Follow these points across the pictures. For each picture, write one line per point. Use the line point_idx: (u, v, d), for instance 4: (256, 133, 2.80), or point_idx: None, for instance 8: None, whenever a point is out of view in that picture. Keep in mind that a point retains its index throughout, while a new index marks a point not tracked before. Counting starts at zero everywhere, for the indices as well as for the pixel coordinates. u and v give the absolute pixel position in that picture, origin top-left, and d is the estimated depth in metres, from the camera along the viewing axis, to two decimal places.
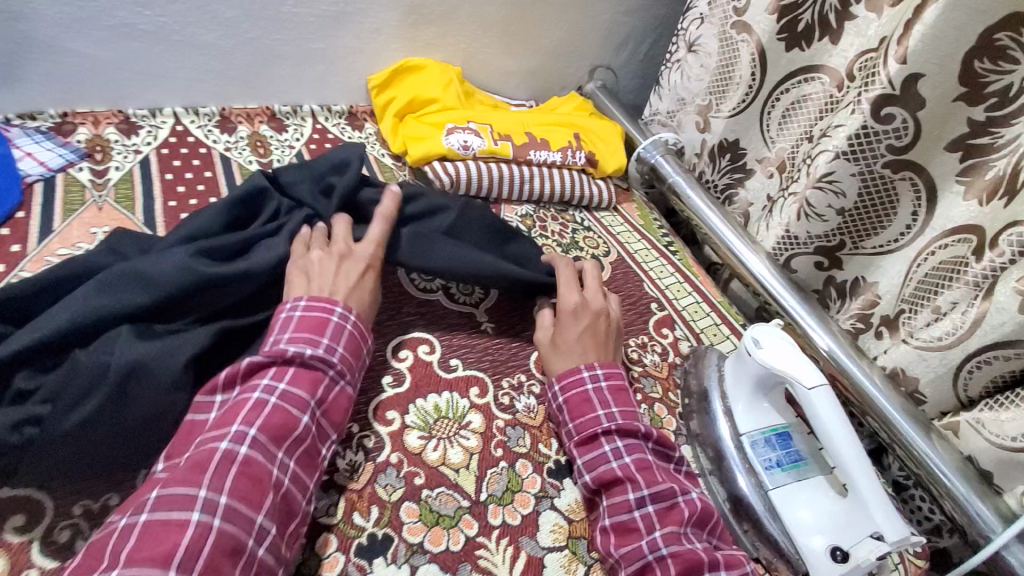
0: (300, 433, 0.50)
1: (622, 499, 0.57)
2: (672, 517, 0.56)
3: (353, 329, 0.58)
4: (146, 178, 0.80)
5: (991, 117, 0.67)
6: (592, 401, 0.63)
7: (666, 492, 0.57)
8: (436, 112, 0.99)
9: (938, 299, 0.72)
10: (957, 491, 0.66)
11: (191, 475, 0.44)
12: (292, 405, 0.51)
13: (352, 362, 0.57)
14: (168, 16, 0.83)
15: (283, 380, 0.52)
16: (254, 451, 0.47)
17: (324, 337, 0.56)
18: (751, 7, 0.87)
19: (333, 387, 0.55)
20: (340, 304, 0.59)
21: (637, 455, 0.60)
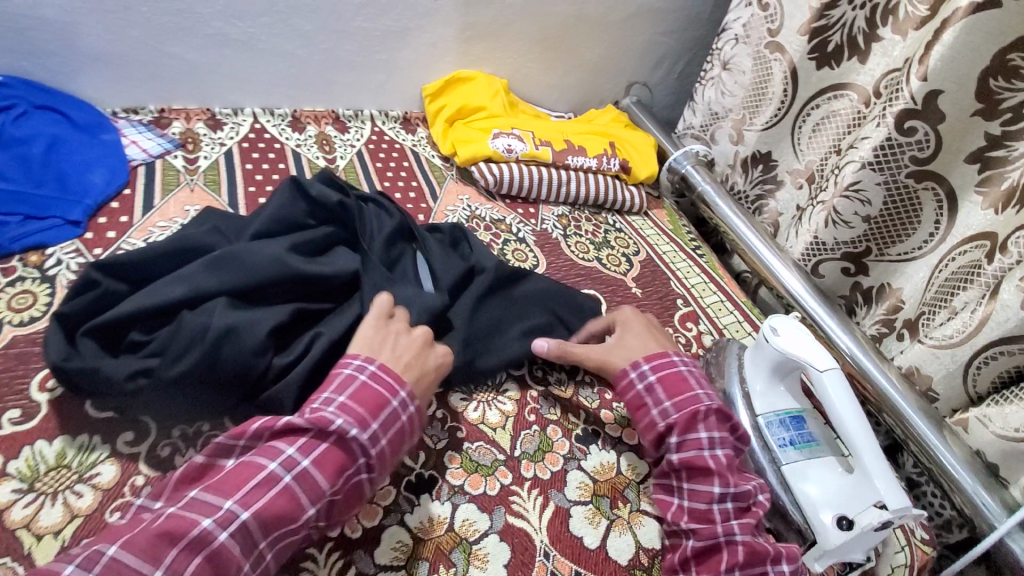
0: (294, 526, 0.48)
1: (705, 488, 0.60)
2: (749, 514, 0.59)
3: (405, 421, 0.56)
4: (229, 166, 0.91)
5: (1006, 131, 0.71)
6: (688, 381, 0.66)
7: (748, 492, 0.60)
8: (483, 119, 1.09)
9: (953, 301, 0.76)
10: (966, 484, 0.69)
11: (156, 546, 0.42)
12: (304, 491, 0.48)
13: (386, 457, 0.54)
14: (256, 27, 0.95)
15: (309, 457, 0.50)
16: (233, 539, 0.45)
17: (373, 422, 0.53)
18: (783, 28, 0.94)
19: (352, 480, 0.52)
20: (406, 390, 0.56)
21: (727, 452, 0.62)
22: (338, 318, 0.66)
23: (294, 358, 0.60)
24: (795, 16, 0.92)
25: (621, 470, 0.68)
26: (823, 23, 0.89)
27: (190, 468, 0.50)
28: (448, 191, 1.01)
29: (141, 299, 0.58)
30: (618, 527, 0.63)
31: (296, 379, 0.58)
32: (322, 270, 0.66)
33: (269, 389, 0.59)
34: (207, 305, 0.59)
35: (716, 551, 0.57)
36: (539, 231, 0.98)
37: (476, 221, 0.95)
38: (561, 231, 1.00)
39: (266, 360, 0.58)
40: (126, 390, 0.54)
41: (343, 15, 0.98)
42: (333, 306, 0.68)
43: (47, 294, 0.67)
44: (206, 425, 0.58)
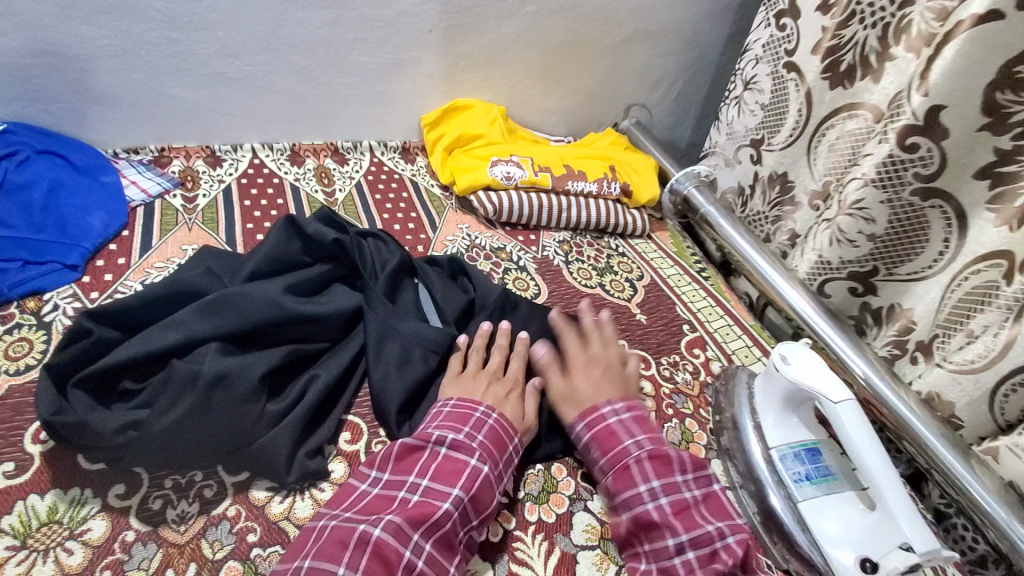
0: (438, 518, 0.53)
1: (661, 545, 0.57)
2: (716, 561, 0.55)
3: (497, 422, 0.62)
4: (228, 204, 0.92)
5: (1017, 145, 0.69)
6: (618, 433, 0.64)
7: (706, 536, 0.56)
8: (481, 146, 1.09)
9: (971, 323, 0.73)
10: (1000, 518, 0.66)
11: (334, 551, 0.49)
12: (434, 498, 0.54)
13: (492, 451, 0.60)
14: (255, 65, 0.96)
15: (427, 476, 0.56)
16: (389, 532, 0.50)
17: (466, 426, 0.60)
18: (800, 47, 0.94)
19: (477, 475, 0.57)
20: (484, 403, 0.63)
21: (673, 497, 0.59)
22: (335, 359, 0.66)
23: (286, 405, 0.59)
24: (810, 35, 0.92)
25: None
26: (835, 43, 0.88)
27: (339, 493, 0.57)
28: (448, 220, 1.00)
29: (135, 346, 0.57)
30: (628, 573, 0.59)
31: (291, 427, 0.58)
32: (321, 310, 0.66)
33: (264, 436, 0.57)
34: (202, 349, 0.58)
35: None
36: (539, 258, 0.97)
37: (476, 250, 0.94)
38: (563, 258, 0.98)
39: (258, 406, 0.57)
40: (118, 446, 0.53)
41: (340, 49, 0.98)
42: (330, 345, 0.68)
43: (43, 341, 0.66)
44: (199, 475, 0.57)
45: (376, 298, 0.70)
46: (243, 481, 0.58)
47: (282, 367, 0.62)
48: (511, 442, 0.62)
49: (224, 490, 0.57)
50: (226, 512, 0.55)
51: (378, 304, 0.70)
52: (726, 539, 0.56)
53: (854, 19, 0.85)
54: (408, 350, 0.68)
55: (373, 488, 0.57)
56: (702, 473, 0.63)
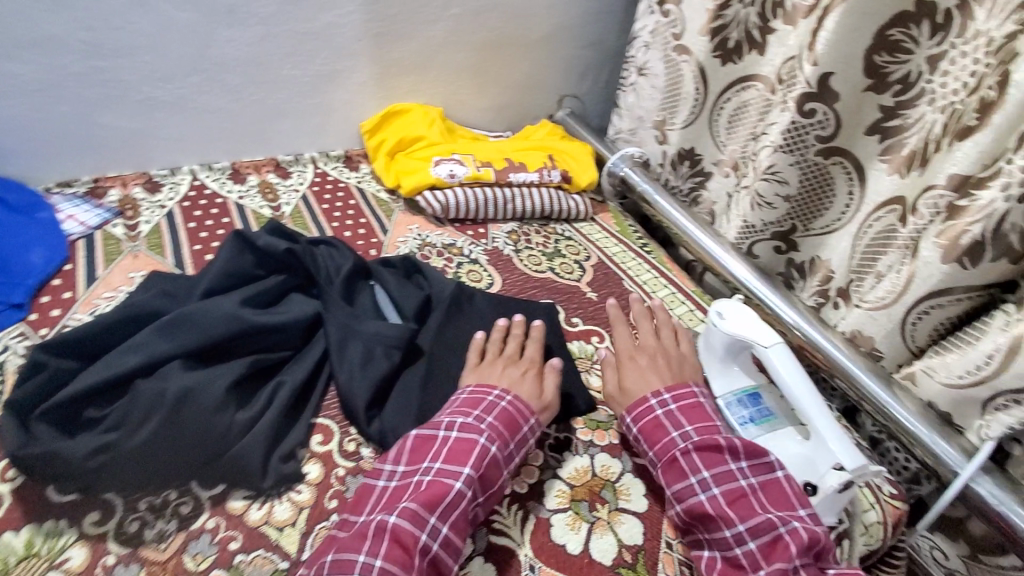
0: (452, 499, 0.56)
1: (720, 535, 0.59)
2: (779, 552, 0.56)
3: (509, 403, 0.65)
4: (173, 228, 0.92)
5: (899, 101, 0.78)
6: (664, 424, 0.67)
7: (766, 523, 0.58)
8: (424, 148, 1.11)
9: (878, 265, 0.81)
10: (922, 435, 0.75)
11: (355, 542, 0.53)
12: (446, 477, 0.57)
13: (503, 432, 0.63)
14: (185, 87, 0.95)
15: (440, 459, 0.59)
16: (404, 519, 0.54)
17: (476, 410, 0.64)
18: (687, 31, 1.01)
19: (486, 455, 0.60)
20: (496, 387, 0.67)
21: (727, 486, 0.61)
22: (299, 364, 0.68)
23: (256, 413, 0.60)
24: (695, 19, 0.99)
25: (596, 472, 0.69)
26: (720, 22, 0.95)
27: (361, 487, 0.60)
28: (397, 223, 1.02)
29: (97, 373, 0.58)
30: (600, 529, 0.64)
31: (262, 433, 0.59)
32: (281, 318, 0.68)
33: (237, 444, 0.59)
34: (165, 368, 0.60)
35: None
36: (490, 250, 1.00)
37: (428, 248, 0.97)
38: (512, 247, 1.02)
39: (228, 416, 0.59)
40: (91, 470, 0.54)
41: (270, 64, 0.99)
42: (293, 353, 0.69)
43: None
44: (174, 493, 0.58)
45: (335, 302, 0.73)
46: (220, 493, 0.59)
47: (248, 377, 0.64)
48: (526, 422, 0.65)
49: (201, 504, 0.58)
50: (205, 525, 0.57)
51: (334, 308, 0.72)
52: (789, 524, 0.58)
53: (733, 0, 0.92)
54: (370, 349, 0.70)
55: (390, 479, 0.60)
56: (760, 459, 0.64)
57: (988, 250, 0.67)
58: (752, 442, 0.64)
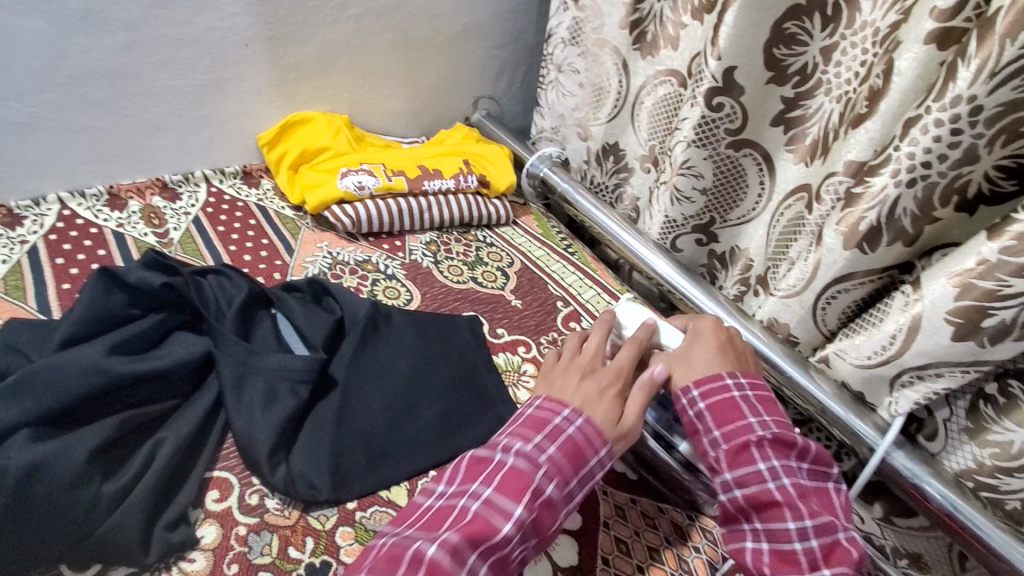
0: (497, 541, 0.50)
1: (781, 528, 0.57)
2: (839, 558, 0.56)
3: (577, 431, 0.58)
4: (36, 267, 0.80)
5: (798, 92, 0.80)
6: (742, 407, 0.63)
7: (830, 525, 0.57)
8: (328, 159, 1.04)
9: (791, 252, 0.83)
10: (841, 414, 0.78)
11: (389, 567, 0.46)
12: (494, 513, 0.51)
13: (564, 467, 0.55)
14: (39, 105, 0.83)
15: (491, 486, 0.53)
16: (445, 551, 0.47)
17: (537, 435, 0.57)
18: (605, 25, 1.00)
19: (540, 493, 0.53)
20: (568, 407, 0.60)
21: (796, 481, 0.59)
22: (183, 417, 0.60)
23: (129, 479, 0.53)
24: (613, 12, 0.98)
25: None
26: (637, 16, 0.96)
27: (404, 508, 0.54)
28: (305, 241, 0.95)
29: None
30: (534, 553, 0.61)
31: (135, 503, 0.51)
32: (158, 365, 0.60)
33: (106, 519, 0.51)
34: (11, 439, 0.51)
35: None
36: (407, 263, 0.95)
37: (340, 266, 0.91)
38: (431, 259, 0.97)
39: (92, 487, 0.51)
40: None
41: (144, 75, 0.89)
42: (180, 402, 0.62)
43: None
44: None
45: (226, 339, 0.65)
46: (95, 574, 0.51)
47: (119, 439, 0.56)
48: (594, 454, 0.58)
49: None
50: None
51: (223, 346, 0.64)
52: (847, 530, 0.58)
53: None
54: (274, 386, 0.64)
55: (433, 501, 0.54)
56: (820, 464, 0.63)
57: (884, 233, 0.69)
58: (821, 450, 0.63)
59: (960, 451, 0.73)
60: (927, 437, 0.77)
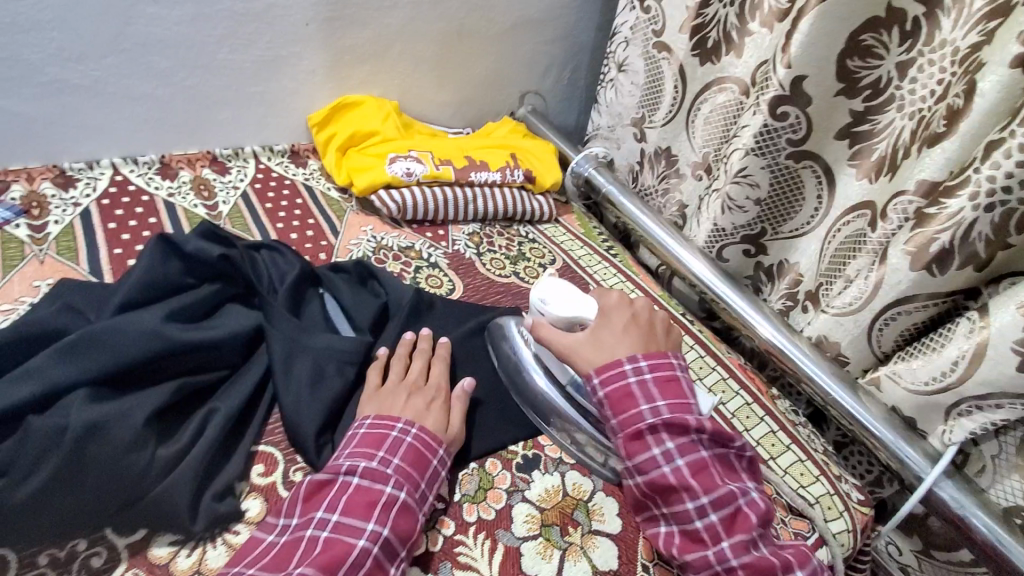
0: (357, 558, 0.48)
1: (681, 509, 0.58)
2: (740, 525, 0.57)
3: (415, 437, 0.57)
4: (88, 229, 0.81)
5: (868, 106, 0.78)
6: (636, 395, 0.61)
7: (726, 497, 0.57)
8: (377, 144, 1.04)
9: (847, 270, 0.81)
10: (889, 440, 0.75)
11: None
12: (347, 535, 0.49)
13: (411, 472, 0.55)
14: (101, 70, 0.84)
15: (336, 511, 0.51)
16: None
17: (381, 450, 0.55)
18: (667, 27, 1.00)
19: (393, 504, 0.52)
20: (402, 418, 0.58)
21: (691, 458, 0.58)
22: (233, 388, 0.60)
23: (183, 446, 0.53)
24: (676, 16, 0.98)
25: (568, 492, 0.65)
26: (700, 21, 0.95)
27: (248, 544, 0.51)
28: (349, 224, 0.95)
29: None
30: (573, 555, 0.60)
31: (188, 471, 0.51)
32: (214, 335, 0.60)
33: (158, 485, 0.51)
34: (70, 398, 0.51)
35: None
36: (450, 253, 0.94)
37: (384, 251, 0.90)
38: (474, 250, 0.97)
39: (147, 451, 0.51)
40: None
41: (204, 48, 0.89)
42: (230, 373, 0.62)
43: None
44: (82, 543, 0.50)
45: (278, 314, 0.65)
46: (141, 539, 0.51)
47: (173, 406, 0.56)
48: (434, 456, 0.58)
49: (116, 556, 0.50)
50: None
51: (275, 321, 0.64)
52: (747, 494, 0.59)
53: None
54: (321, 365, 0.63)
55: (280, 534, 0.51)
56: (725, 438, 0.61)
57: (955, 257, 0.67)
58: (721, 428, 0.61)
59: (1007, 486, 0.71)
60: (973, 471, 0.74)
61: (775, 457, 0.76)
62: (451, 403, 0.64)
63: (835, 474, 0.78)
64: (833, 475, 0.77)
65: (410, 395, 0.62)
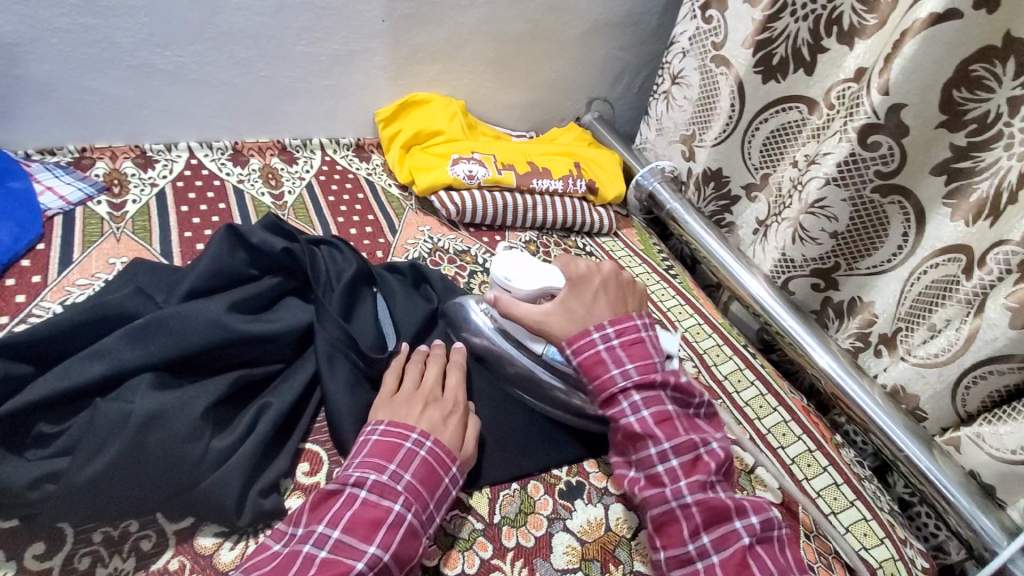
0: None
1: (646, 455, 0.58)
2: (699, 469, 0.56)
3: (429, 452, 0.54)
4: (162, 210, 0.84)
5: (971, 142, 0.71)
6: (606, 361, 0.61)
7: (689, 443, 0.57)
8: (441, 143, 1.03)
9: (932, 317, 0.75)
10: (963, 506, 0.68)
11: None
12: (345, 556, 0.47)
13: (421, 492, 0.52)
14: (186, 56, 0.87)
15: (337, 528, 0.48)
16: None
17: (393, 463, 0.52)
18: (729, 41, 0.94)
19: (399, 526, 0.49)
20: (418, 428, 0.55)
21: (656, 408, 0.59)
22: (287, 382, 0.60)
23: (235, 440, 0.53)
24: (741, 28, 0.92)
25: (610, 526, 0.62)
26: (767, 35, 0.89)
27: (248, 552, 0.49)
28: (408, 223, 0.94)
29: (49, 383, 0.50)
30: None
31: (237, 467, 0.52)
32: (272, 329, 0.60)
33: (208, 477, 0.51)
34: (134, 380, 0.52)
35: (674, 520, 0.55)
36: None
37: (439, 254, 0.90)
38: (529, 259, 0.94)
39: (202, 442, 0.51)
40: (33, 502, 0.47)
41: (284, 40, 0.91)
42: (284, 367, 0.62)
43: None
44: (134, 524, 0.51)
45: (329, 315, 0.64)
46: (187, 528, 0.52)
47: (230, 396, 0.57)
48: (447, 473, 0.55)
49: (164, 540, 0.51)
50: (168, 565, 0.49)
51: (325, 321, 0.64)
52: (709, 443, 0.58)
53: (785, 12, 0.86)
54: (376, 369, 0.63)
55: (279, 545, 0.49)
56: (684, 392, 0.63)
57: None
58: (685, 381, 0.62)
59: None
60: None
61: (836, 512, 0.71)
62: (467, 419, 0.61)
63: (901, 536, 0.72)
64: (897, 537, 0.71)
65: (426, 407, 0.59)
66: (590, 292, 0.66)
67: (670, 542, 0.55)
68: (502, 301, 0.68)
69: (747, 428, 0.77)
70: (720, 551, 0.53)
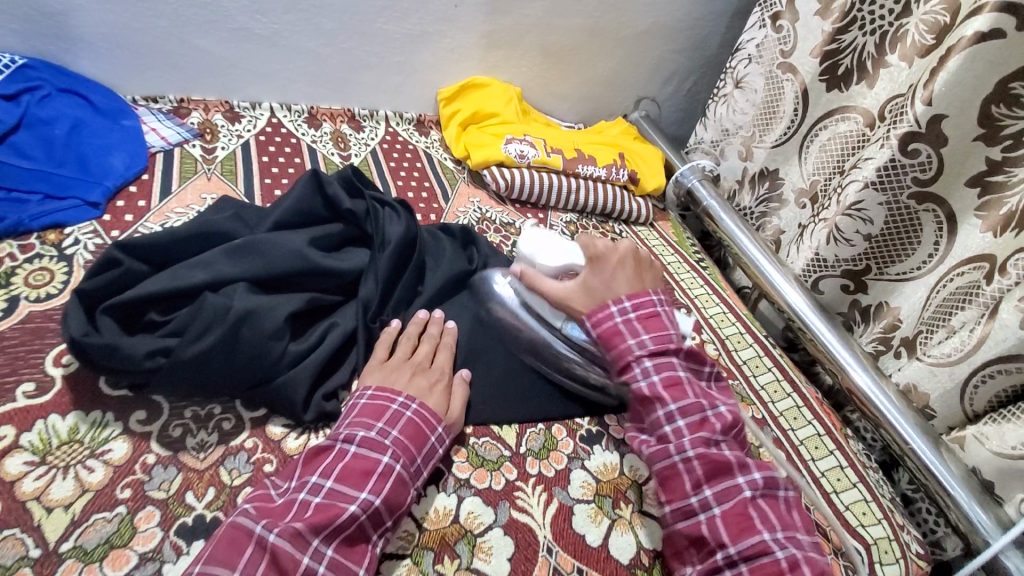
0: (344, 521, 0.50)
1: (655, 416, 0.63)
2: (705, 427, 0.61)
3: (414, 413, 0.59)
4: (246, 158, 0.93)
5: (1006, 156, 0.75)
6: (622, 332, 0.66)
7: (694, 407, 0.62)
8: (496, 124, 1.11)
9: (952, 320, 0.79)
10: (962, 501, 0.72)
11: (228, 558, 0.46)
12: (338, 499, 0.51)
13: (408, 446, 0.57)
14: (281, 24, 0.97)
15: (330, 477, 0.53)
16: (285, 538, 0.47)
17: (381, 422, 0.57)
18: (797, 50, 0.99)
19: (389, 474, 0.54)
20: (403, 393, 0.60)
21: (666, 373, 0.63)
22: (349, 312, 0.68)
23: (308, 347, 0.62)
24: (809, 38, 0.97)
25: (624, 471, 0.68)
26: (834, 47, 0.94)
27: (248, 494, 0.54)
28: (460, 193, 1.03)
29: (158, 282, 0.59)
30: (619, 527, 0.63)
31: (308, 369, 0.60)
32: (341, 266, 0.68)
33: (283, 375, 0.60)
34: (230, 286, 0.61)
35: (677, 475, 0.60)
36: None
37: (486, 223, 0.97)
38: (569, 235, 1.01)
39: (283, 344, 0.60)
40: (146, 370, 0.55)
41: (367, 17, 1.00)
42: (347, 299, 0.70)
43: (63, 273, 0.69)
44: (218, 408, 0.60)
45: (372, 275, 0.70)
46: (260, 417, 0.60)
47: (304, 312, 0.65)
48: (433, 433, 0.59)
49: (242, 423, 0.59)
50: (244, 443, 0.58)
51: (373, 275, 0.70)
52: (717, 406, 0.63)
53: (855, 25, 0.91)
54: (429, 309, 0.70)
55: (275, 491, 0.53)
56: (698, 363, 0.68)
57: None
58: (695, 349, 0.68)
59: None
60: None
61: (839, 491, 0.75)
62: (452, 389, 0.65)
63: (898, 522, 0.75)
64: (896, 522, 0.75)
65: (413, 375, 0.63)
66: (610, 273, 0.71)
67: (673, 495, 0.59)
68: (527, 274, 0.73)
69: (762, 410, 0.82)
70: (722, 502, 0.58)
